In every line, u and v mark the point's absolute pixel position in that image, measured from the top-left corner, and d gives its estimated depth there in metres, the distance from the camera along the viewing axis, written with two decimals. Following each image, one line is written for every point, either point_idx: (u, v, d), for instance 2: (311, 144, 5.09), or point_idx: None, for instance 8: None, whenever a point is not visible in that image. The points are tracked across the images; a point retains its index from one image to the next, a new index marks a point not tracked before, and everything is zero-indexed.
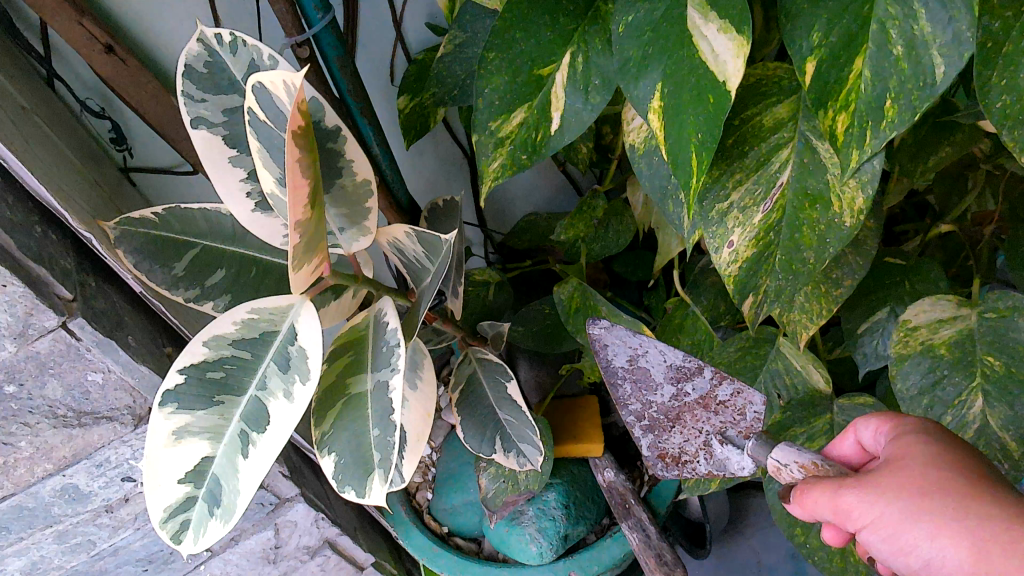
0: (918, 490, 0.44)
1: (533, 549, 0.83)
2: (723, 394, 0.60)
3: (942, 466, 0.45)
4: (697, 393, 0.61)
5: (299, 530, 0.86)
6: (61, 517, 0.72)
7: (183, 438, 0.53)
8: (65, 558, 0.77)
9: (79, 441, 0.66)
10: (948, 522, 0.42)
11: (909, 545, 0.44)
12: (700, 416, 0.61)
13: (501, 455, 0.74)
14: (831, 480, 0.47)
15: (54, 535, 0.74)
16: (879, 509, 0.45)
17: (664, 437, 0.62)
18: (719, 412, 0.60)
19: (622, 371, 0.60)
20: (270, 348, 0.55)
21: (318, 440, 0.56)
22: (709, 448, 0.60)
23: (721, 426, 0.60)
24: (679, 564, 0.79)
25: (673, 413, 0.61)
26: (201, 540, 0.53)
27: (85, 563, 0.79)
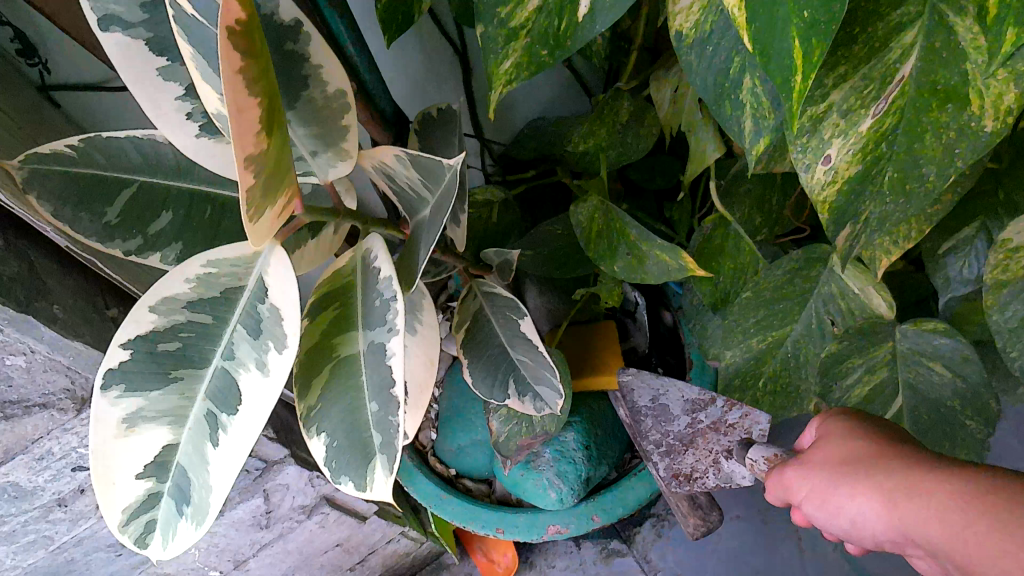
0: (833, 460, 0.46)
1: (553, 495, 0.76)
2: (732, 417, 0.68)
3: (858, 436, 0.47)
4: (710, 419, 0.69)
5: (292, 492, 0.79)
6: (3, 517, 0.63)
7: (138, 426, 0.43)
8: (19, 557, 0.68)
9: (10, 435, 0.57)
10: (864, 482, 0.43)
11: (837, 509, 0.44)
12: (711, 438, 0.69)
13: (516, 401, 0.65)
14: (825, 472, 0.45)
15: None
16: (806, 481, 0.47)
17: (679, 459, 0.71)
18: (728, 433, 0.68)
19: (647, 409, 0.73)
20: (236, 308, 0.44)
21: (304, 417, 0.46)
22: (718, 465, 0.68)
23: (729, 446, 0.68)
24: (714, 506, 0.73)
25: (686, 438, 0.70)
26: (172, 545, 0.44)
27: (46, 557, 0.69)
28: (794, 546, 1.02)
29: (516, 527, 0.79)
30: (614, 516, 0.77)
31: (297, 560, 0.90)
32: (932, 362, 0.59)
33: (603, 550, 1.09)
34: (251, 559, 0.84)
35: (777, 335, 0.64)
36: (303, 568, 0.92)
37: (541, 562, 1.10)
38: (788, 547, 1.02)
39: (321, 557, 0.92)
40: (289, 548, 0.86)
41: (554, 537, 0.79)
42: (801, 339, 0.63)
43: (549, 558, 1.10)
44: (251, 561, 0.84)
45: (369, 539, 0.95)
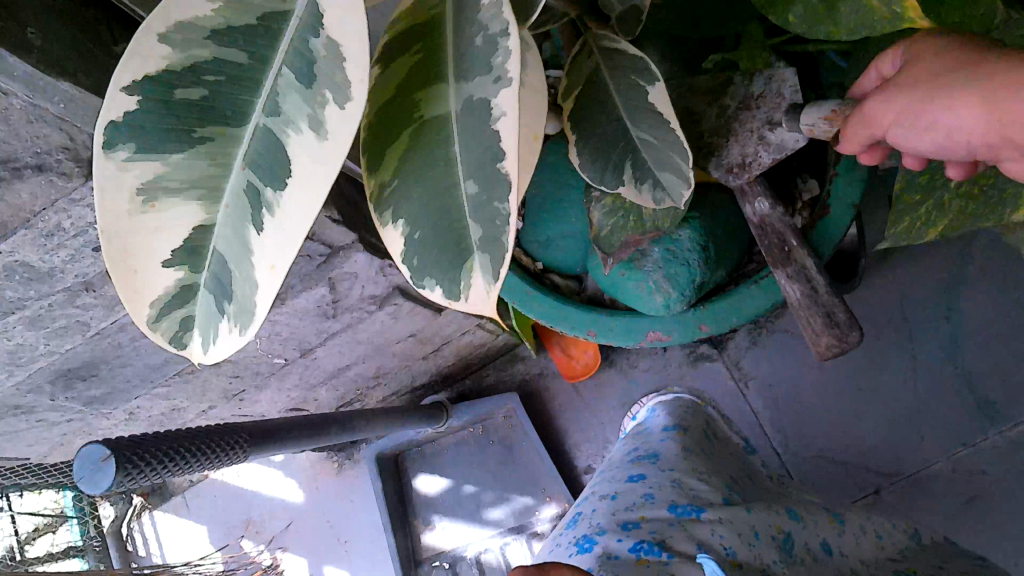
0: (917, 78, 0.40)
1: (659, 300, 0.65)
2: (757, 85, 0.56)
3: (940, 46, 0.40)
4: (738, 99, 0.57)
5: (361, 281, 0.70)
6: (19, 300, 0.56)
7: (160, 201, 0.32)
8: (56, 343, 0.62)
9: (1, 202, 0.49)
10: (960, 87, 0.38)
11: (931, 123, 0.40)
12: (748, 117, 0.57)
13: (630, 190, 0.52)
14: (916, 88, 0.40)
15: (23, 321, 0.58)
16: (895, 105, 0.41)
17: (722, 152, 0.58)
18: (762, 103, 0.56)
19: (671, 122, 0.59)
20: (280, 41, 0.31)
21: (374, 200, 0.33)
22: (765, 138, 0.56)
23: (768, 114, 0.56)
24: (856, 324, 0.61)
25: (721, 128, 0.58)
26: (213, 352, 0.34)
27: (86, 344, 0.63)
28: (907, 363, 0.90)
29: (610, 330, 0.71)
30: (725, 326, 0.68)
31: (369, 349, 0.85)
32: None
33: (691, 354, 1.02)
34: (319, 348, 0.79)
35: None
36: (374, 356, 0.87)
37: (621, 361, 1.05)
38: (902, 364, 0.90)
39: (393, 347, 0.87)
40: (359, 337, 0.80)
41: (652, 344, 0.71)
42: None
43: (631, 358, 1.05)
44: (319, 349, 0.79)
45: (446, 330, 0.88)
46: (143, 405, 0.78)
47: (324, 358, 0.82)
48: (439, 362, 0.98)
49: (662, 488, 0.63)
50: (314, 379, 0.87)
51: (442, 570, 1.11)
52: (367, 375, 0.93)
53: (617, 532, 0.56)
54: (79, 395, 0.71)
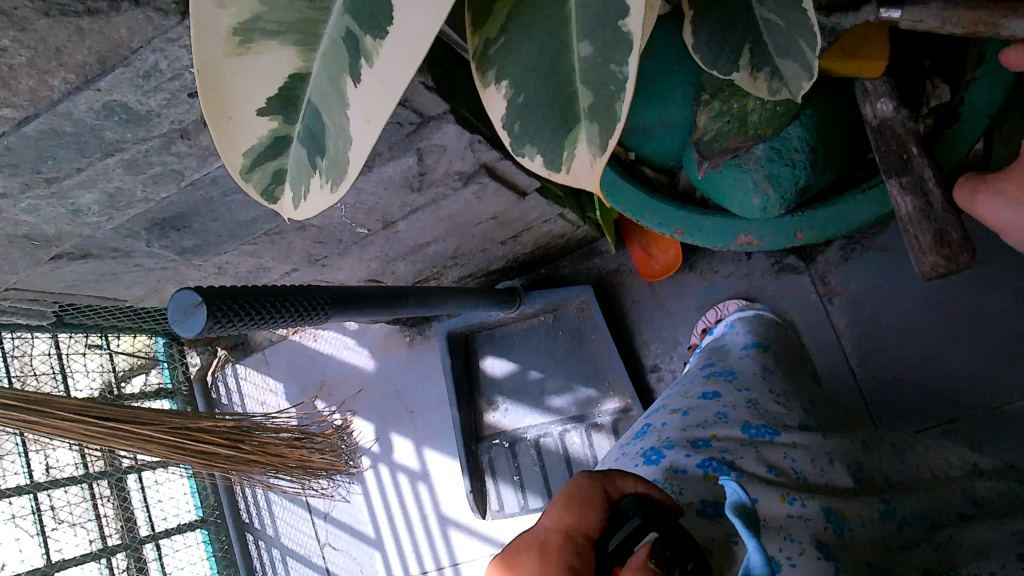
0: None
1: (756, 201, 0.61)
2: None
3: None
4: None
5: (448, 156, 0.68)
6: (119, 144, 0.56)
7: (256, 42, 0.30)
8: (153, 190, 0.63)
9: (97, 38, 0.46)
10: None
11: None
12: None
13: (745, 77, 0.48)
14: None
15: (121, 163, 0.58)
16: None
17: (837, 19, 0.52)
18: None
19: None
20: None
21: (476, 56, 0.31)
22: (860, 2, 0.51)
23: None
24: (969, 245, 0.56)
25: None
26: (304, 206, 0.33)
27: (181, 193, 0.64)
28: None
29: (699, 229, 0.68)
30: (822, 236, 0.64)
31: (450, 227, 0.84)
32: None
33: (776, 265, 0.98)
34: (402, 221, 0.79)
35: None
36: (454, 235, 0.87)
37: (702, 265, 1.03)
38: None
39: (474, 228, 0.86)
40: (442, 215, 0.80)
41: (742, 247, 0.68)
42: None
43: (712, 263, 1.02)
44: (401, 222, 0.79)
45: (526, 216, 0.86)
46: (230, 261, 0.80)
47: (405, 232, 0.82)
48: (517, 249, 0.97)
49: (738, 406, 0.62)
50: (394, 253, 0.88)
51: (501, 448, 1.14)
52: (445, 254, 0.93)
53: (686, 447, 0.56)
54: (174, 244, 0.73)
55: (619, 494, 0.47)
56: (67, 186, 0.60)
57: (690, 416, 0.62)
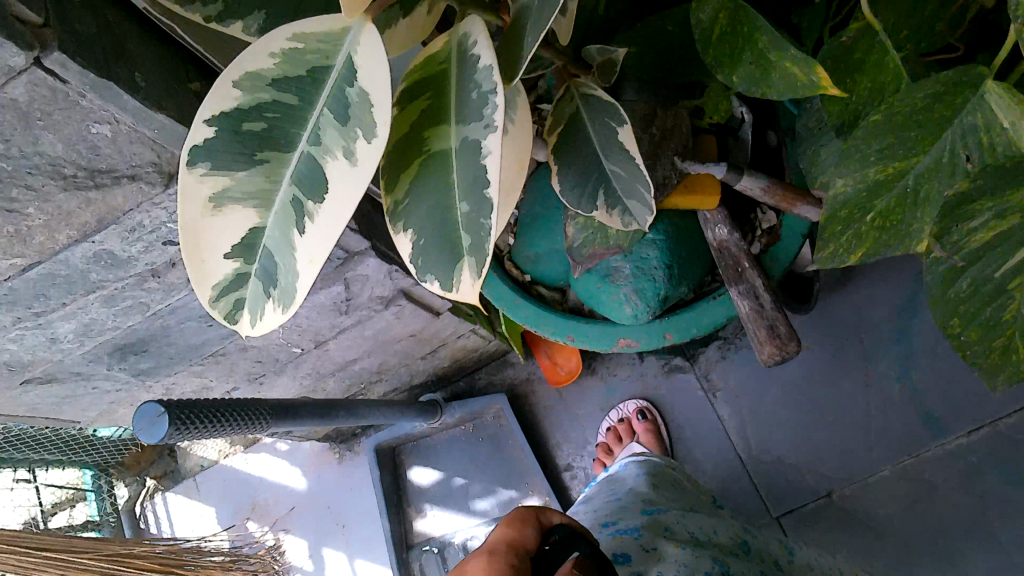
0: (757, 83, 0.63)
1: (628, 310, 0.75)
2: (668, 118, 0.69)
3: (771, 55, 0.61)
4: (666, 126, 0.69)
5: (371, 283, 0.80)
6: (103, 282, 0.64)
7: (224, 206, 0.41)
8: (120, 320, 0.70)
9: (101, 205, 0.57)
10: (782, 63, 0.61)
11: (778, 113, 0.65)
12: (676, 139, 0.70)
13: (603, 212, 0.62)
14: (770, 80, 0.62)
15: (101, 299, 0.66)
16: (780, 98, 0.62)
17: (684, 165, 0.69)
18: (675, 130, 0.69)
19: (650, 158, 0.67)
20: (323, 90, 0.40)
21: (390, 212, 0.44)
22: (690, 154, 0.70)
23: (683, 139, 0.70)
24: (794, 335, 0.72)
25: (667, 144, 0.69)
26: (259, 326, 0.43)
27: (143, 322, 0.72)
28: (860, 381, 1.01)
29: (586, 336, 0.81)
30: (687, 335, 0.77)
31: (374, 344, 0.94)
32: None
33: (665, 365, 1.14)
34: (332, 340, 0.89)
35: (903, 165, 0.55)
36: (378, 352, 0.97)
37: (602, 369, 1.17)
38: (854, 381, 1.01)
39: (395, 344, 0.96)
40: (366, 333, 0.90)
41: (623, 350, 0.81)
42: (929, 172, 0.55)
43: (611, 366, 1.17)
44: (331, 341, 0.89)
45: (442, 331, 0.97)
46: (177, 382, 0.87)
47: (334, 350, 0.92)
48: (435, 364, 1.08)
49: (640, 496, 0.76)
50: (324, 369, 0.97)
51: (431, 554, 1.20)
52: (370, 369, 1.02)
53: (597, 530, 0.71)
54: (131, 367, 0.80)
55: (547, 519, 0.62)
56: (51, 318, 0.66)
57: (604, 511, 0.77)
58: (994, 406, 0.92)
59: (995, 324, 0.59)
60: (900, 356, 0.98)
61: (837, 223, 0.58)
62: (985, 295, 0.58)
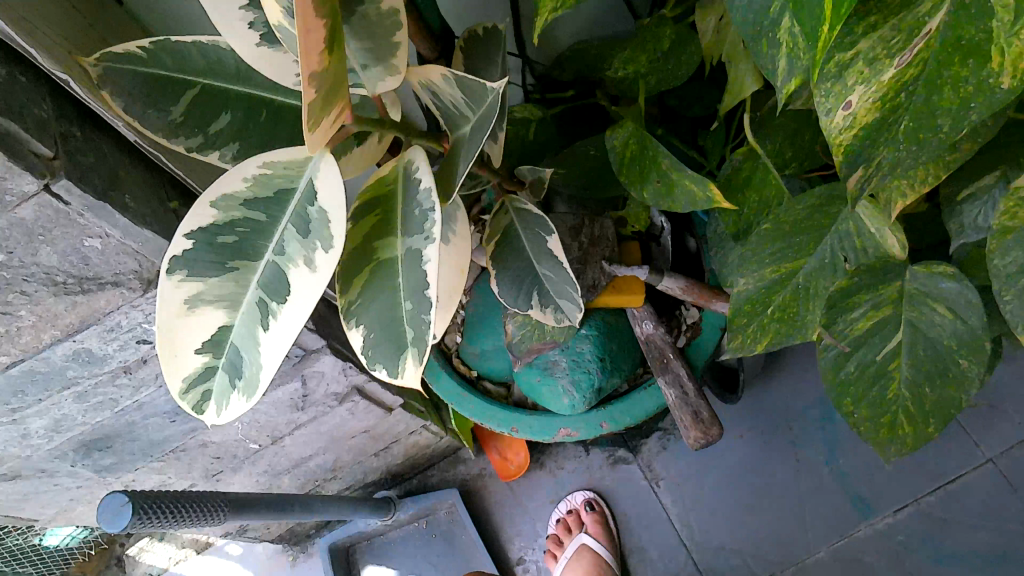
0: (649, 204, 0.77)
1: (565, 400, 0.82)
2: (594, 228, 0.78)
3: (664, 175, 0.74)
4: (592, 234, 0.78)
5: (326, 380, 0.85)
6: (78, 379, 0.68)
7: (197, 307, 0.46)
8: (89, 415, 0.74)
9: (85, 308, 0.61)
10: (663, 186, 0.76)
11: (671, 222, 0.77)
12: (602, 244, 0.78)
13: (538, 310, 0.70)
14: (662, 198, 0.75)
15: (73, 395, 0.70)
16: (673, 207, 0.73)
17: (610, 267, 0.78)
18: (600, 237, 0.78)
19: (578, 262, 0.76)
20: (288, 209, 0.47)
21: (345, 310, 0.51)
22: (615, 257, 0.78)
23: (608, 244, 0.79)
24: (716, 420, 0.79)
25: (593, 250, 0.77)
26: (225, 413, 0.48)
27: (110, 417, 0.76)
28: (792, 466, 1.10)
29: (529, 427, 0.86)
30: (621, 424, 0.83)
31: (328, 441, 0.99)
32: (935, 303, 0.62)
33: (610, 458, 1.19)
34: (287, 436, 0.93)
35: (793, 267, 0.65)
36: (332, 448, 1.01)
37: (550, 464, 1.22)
38: (786, 466, 1.10)
39: (349, 441, 1.01)
40: (321, 429, 0.95)
41: (564, 439, 0.86)
42: (814, 274, 0.65)
43: (558, 460, 1.22)
44: (287, 437, 0.93)
45: (394, 428, 1.04)
46: (137, 480, 0.89)
47: (290, 446, 0.96)
48: (388, 460, 1.13)
49: None
50: (279, 466, 1.00)
51: None
52: (325, 467, 1.06)
53: None
54: (93, 463, 0.82)
55: None
56: (25, 414, 0.70)
57: None
58: (914, 487, 1.03)
59: (881, 402, 0.65)
60: (826, 444, 1.08)
61: (741, 316, 0.67)
62: (870, 376, 0.65)
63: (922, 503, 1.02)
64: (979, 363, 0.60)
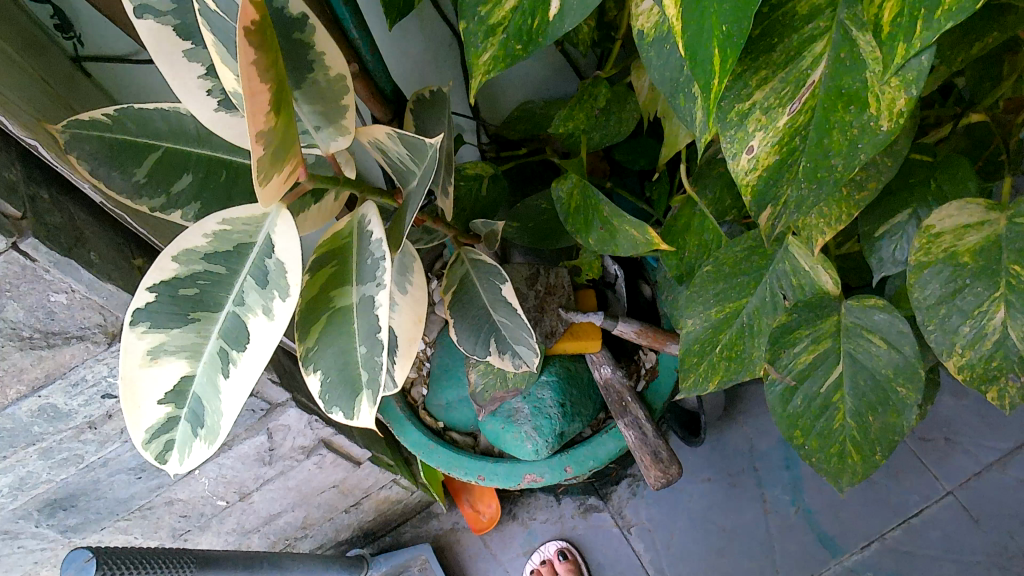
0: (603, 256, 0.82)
1: (528, 446, 0.84)
2: (551, 278, 0.82)
3: None
4: (548, 284, 0.81)
5: (292, 433, 0.88)
6: (43, 435, 0.69)
7: (160, 358, 0.46)
8: (54, 472, 0.75)
9: (51, 362, 0.63)
10: None
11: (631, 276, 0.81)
12: (559, 293, 0.82)
13: (496, 356, 0.73)
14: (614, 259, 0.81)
15: (37, 452, 0.71)
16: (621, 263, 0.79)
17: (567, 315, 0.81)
18: (557, 286, 0.82)
19: (534, 312, 0.79)
20: (247, 260, 0.47)
21: (303, 356, 0.53)
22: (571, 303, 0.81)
23: (565, 292, 0.82)
24: (675, 460, 0.82)
25: (548, 299, 0.81)
26: (188, 461, 0.48)
27: (75, 475, 0.77)
28: (759, 506, 1.19)
29: (495, 475, 0.88)
30: (584, 468, 0.85)
31: (297, 497, 1.01)
32: (871, 334, 0.65)
33: (581, 506, 1.25)
34: (255, 493, 0.95)
35: (734, 307, 0.68)
36: (301, 504, 1.03)
37: (523, 514, 1.25)
38: (753, 506, 1.19)
39: (318, 496, 1.03)
40: (289, 484, 0.97)
41: (529, 485, 0.88)
42: (757, 311, 0.68)
43: (531, 510, 1.26)
44: (254, 493, 0.94)
45: (363, 482, 1.06)
46: (102, 540, 0.89)
47: (258, 503, 0.97)
48: (359, 516, 1.16)
49: None
50: (247, 525, 1.01)
51: None
52: (294, 525, 1.07)
53: None
54: (57, 523, 0.83)
55: None
56: None
57: None
58: (880, 523, 1.15)
59: (829, 432, 0.67)
60: (791, 483, 1.20)
61: (693, 356, 0.69)
62: (816, 408, 0.67)
63: (888, 537, 1.14)
64: (916, 391, 0.63)
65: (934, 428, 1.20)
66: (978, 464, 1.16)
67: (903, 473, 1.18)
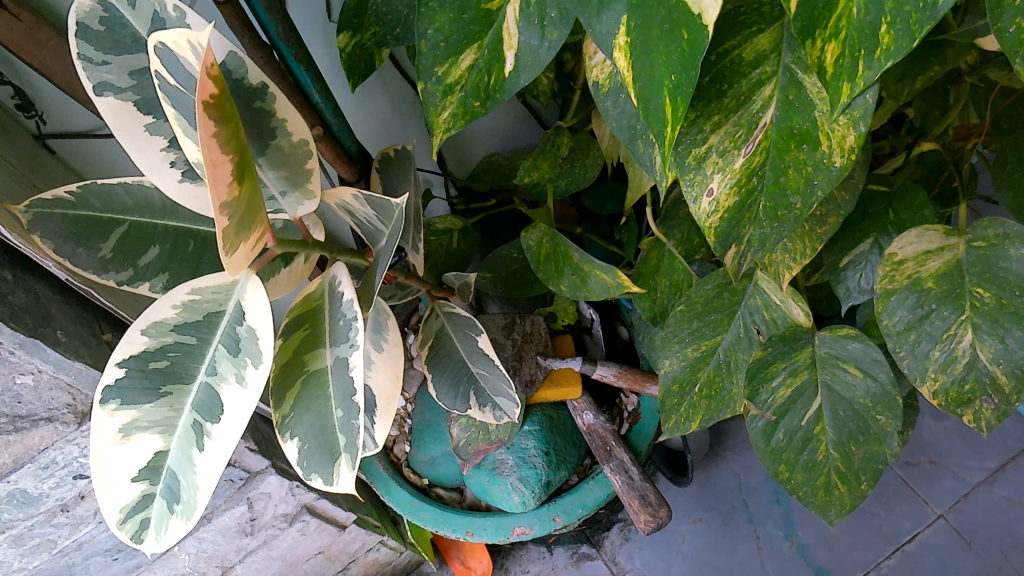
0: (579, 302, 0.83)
1: (516, 498, 0.83)
2: (526, 326, 0.82)
3: None
4: (524, 333, 0.81)
5: (273, 500, 0.87)
6: (13, 521, 0.68)
7: (132, 434, 0.44)
8: (26, 560, 0.72)
9: (19, 445, 0.62)
10: None
11: None
12: (536, 340, 0.82)
13: (477, 410, 0.72)
14: None
15: (7, 540, 0.69)
16: None
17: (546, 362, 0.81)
18: (533, 334, 0.82)
19: (512, 361, 0.79)
20: (217, 330, 0.46)
21: (279, 423, 0.52)
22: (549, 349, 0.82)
23: (541, 339, 0.82)
24: (663, 502, 0.80)
25: (525, 347, 0.81)
26: (165, 538, 0.45)
27: (48, 560, 0.74)
28: (753, 543, 1.18)
29: (484, 530, 0.86)
30: (573, 516, 0.84)
31: (282, 566, 0.98)
32: (846, 364, 0.65)
33: (574, 555, 1.23)
34: (238, 565, 0.92)
35: (710, 345, 0.69)
36: None
37: (515, 568, 1.23)
38: (746, 543, 1.18)
39: (304, 564, 1.01)
40: (273, 554, 0.95)
41: (519, 538, 0.86)
42: (732, 348, 0.69)
43: (523, 563, 1.24)
44: (238, 566, 0.92)
45: (349, 546, 1.04)
46: None
47: None
48: None
49: None
50: None
51: None
52: None
53: None
54: None
55: None
56: None
57: None
58: (875, 552, 1.14)
59: (813, 465, 0.67)
60: (782, 518, 1.19)
61: (673, 397, 0.70)
62: (799, 441, 0.67)
63: (884, 566, 1.13)
64: (894, 417, 0.64)
65: (917, 452, 1.21)
66: (965, 486, 1.17)
67: (892, 500, 1.18)
